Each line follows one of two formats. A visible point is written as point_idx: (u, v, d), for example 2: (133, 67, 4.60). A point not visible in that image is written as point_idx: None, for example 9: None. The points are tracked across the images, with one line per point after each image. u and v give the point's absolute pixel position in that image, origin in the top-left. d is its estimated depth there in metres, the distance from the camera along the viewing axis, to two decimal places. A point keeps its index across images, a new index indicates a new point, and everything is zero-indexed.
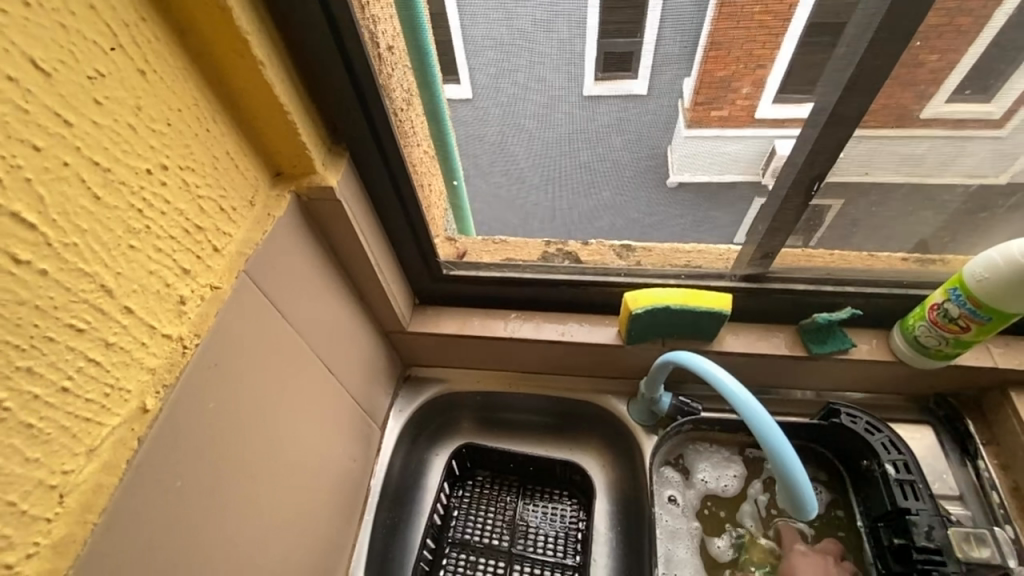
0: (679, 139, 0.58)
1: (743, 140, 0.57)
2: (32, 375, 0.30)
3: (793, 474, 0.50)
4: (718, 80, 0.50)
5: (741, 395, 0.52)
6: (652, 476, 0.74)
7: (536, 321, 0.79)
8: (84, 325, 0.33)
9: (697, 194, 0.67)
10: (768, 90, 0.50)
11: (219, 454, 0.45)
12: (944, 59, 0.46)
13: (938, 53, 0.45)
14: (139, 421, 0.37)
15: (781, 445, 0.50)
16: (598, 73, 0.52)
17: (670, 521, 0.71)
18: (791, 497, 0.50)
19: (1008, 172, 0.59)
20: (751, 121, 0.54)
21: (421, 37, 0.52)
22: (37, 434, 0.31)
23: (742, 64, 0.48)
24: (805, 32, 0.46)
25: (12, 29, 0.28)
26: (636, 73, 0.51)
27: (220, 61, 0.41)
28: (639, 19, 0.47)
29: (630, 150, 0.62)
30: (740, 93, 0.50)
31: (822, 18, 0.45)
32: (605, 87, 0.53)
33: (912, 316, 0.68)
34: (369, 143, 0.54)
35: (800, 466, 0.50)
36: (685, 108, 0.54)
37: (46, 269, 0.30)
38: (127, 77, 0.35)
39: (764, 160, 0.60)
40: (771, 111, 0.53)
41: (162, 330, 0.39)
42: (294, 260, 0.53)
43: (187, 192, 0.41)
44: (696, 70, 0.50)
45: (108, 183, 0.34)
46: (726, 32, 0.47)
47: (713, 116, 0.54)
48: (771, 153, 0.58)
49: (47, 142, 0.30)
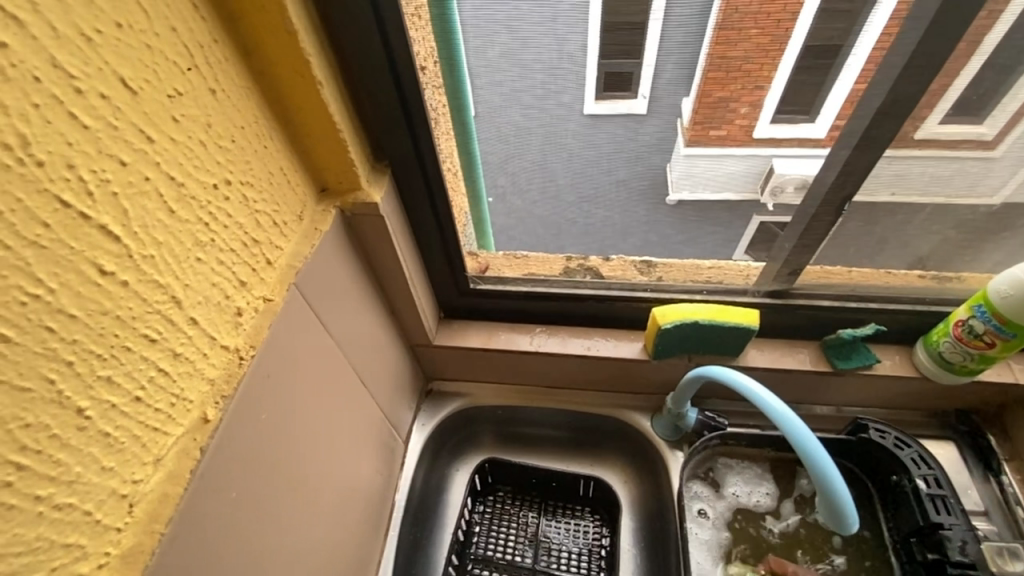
0: (679, 157, 0.65)
1: (741, 159, 0.63)
2: (111, 385, 0.31)
3: (835, 490, 0.51)
4: (716, 100, 0.56)
5: (789, 418, 0.52)
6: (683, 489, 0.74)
7: (562, 335, 0.80)
8: (156, 335, 0.34)
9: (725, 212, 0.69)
10: (765, 111, 0.56)
11: (267, 468, 0.45)
12: (940, 84, 0.48)
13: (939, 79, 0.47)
14: (200, 431, 0.37)
15: (827, 466, 0.50)
16: (599, 92, 0.56)
17: (700, 533, 0.72)
18: (832, 512, 0.51)
19: (1001, 194, 0.61)
20: (750, 140, 0.60)
21: (455, 53, 0.53)
22: (113, 443, 0.31)
23: (742, 86, 0.53)
24: (802, 54, 0.49)
25: (105, 48, 0.29)
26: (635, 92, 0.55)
27: (280, 80, 0.43)
28: (640, 40, 0.50)
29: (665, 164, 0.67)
30: (739, 113, 0.56)
31: (817, 42, 0.48)
32: (605, 104, 0.57)
33: (935, 332, 0.69)
34: (411, 160, 0.56)
35: (842, 483, 0.51)
36: (684, 128, 0.60)
37: (127, 280, 0.31)
38: (200, 96, 0.36)
39: (763, 179, 0.65)
40: (768, 131, 0.58)
41: (221, 341, 0.40)
42: (337, 273, 0.54)
43: (246, 207, 0.42)
44: (696, 91, 0.55)
45: (181, 197, 0.35)
46: (723, 55, 0.51)
47: (711, 134, 0.60)
48: (770, 172, 0.63)
49: (133, 158, 0.31)
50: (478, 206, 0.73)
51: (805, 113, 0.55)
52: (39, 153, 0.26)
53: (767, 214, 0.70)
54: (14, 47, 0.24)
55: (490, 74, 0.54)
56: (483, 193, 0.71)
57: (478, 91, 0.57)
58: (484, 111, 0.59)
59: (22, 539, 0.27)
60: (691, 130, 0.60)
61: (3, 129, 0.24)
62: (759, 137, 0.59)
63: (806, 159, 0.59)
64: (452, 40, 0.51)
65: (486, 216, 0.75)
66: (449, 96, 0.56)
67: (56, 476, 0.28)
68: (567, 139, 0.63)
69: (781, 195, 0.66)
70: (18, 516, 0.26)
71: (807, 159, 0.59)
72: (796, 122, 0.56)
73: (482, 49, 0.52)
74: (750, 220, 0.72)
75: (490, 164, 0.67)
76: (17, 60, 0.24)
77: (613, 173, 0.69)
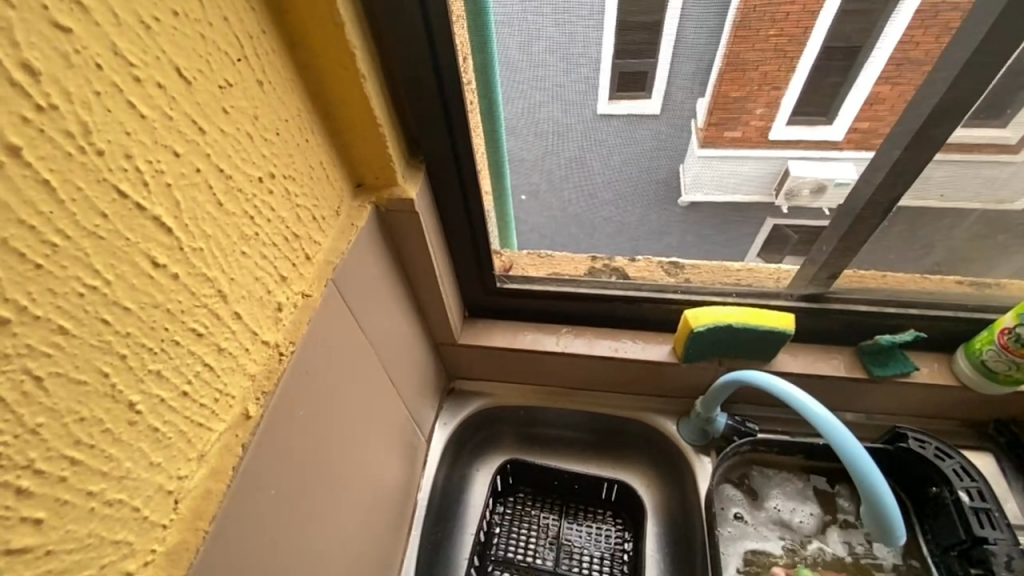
0: (692, 159, 0.60)
1: (755, 161, 0.59)
2: (160, 379, 0.30)
3: (880, 498, 0.51)
4: (732, 100, 0.53)
5: (843, 435, 0.51)
6: (715, 494, 0.73)
7: (588, 336, 0.79)
8: (203, 329, 0.33)
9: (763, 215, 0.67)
10: (782, 111, 0.54)
11: (304, 466, 0.44)
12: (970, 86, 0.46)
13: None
14: (242, 428, 0.37)
15: (880, 486, 0.50)
16: (613, 91, 0.53)
17: (732, 537, 0.71)
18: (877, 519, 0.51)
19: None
20: (764, 142, 0.57)
21: (485, 52, 0.52)
22: (161, 438, 0.31)
23: (757, 86, 0.51)
24: (820, 54, 0.48)
25: (162, 37, 0.28)
26: (649, 90, 0.53)
27: (323, 73, 0.42)
28: (655, 42, 0.49)
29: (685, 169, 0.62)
30: (755, 114, 0.54)
31: (834, 41, 0.47)
32: (619, 104, 0.55)
33: (978, 340, 0.67)
34: (446, 156, 0.55)
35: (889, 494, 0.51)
36: (698, 128, 0.56)
37: (178, 273, 0.31)
38: (249, 87, 0.35)
39: (777, 181, 0.61)
40: (783, 132, 0.55)
41: (262, 336, 0.39)
42: (371, 268, 0.53)
43: (288, 201, 0.41)
44: (710, 91, 0.52)
45: (228, 189, 0.34)
46: (740, 55, 0.49)
47: (726, 136, 0.57)
48: (784, 173, 0.60)
49: (185, 148, 0.30)
50: (501, 201, 0.69)
51: (822, 114, 0.52)
52: (99, 142, 0.25)
53: (782, 217, 0.67)
54: (78, 33, 0.24)
55: (530, 71, 0.52)
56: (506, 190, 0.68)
57: (519, 85, 0.54)
58: (523, 107, 0.56)
59: (75, 535, 0.26)
60: (705, 131, 0.56)
61: (66, 116, 0.24)
62: (774, 139, 0.56)
63: (822, 160, 0.57)
64: (484, 35, 0.50)
65: (510, 214, 0.71)
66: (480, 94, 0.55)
67: (108, 471, 0.27)
68: (607, 135, 0.58)
69: (795, 198, 0.62)
70: (71, 512, 0.26)
71: (823, 160, 0.57)
72: (814, 124, 0.54)
73: (527, 43, 0.50)
74: (762, 223, 0.68)
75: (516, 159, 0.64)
76: (80, 46, 0.24)
77: (657, 172, 0.63)
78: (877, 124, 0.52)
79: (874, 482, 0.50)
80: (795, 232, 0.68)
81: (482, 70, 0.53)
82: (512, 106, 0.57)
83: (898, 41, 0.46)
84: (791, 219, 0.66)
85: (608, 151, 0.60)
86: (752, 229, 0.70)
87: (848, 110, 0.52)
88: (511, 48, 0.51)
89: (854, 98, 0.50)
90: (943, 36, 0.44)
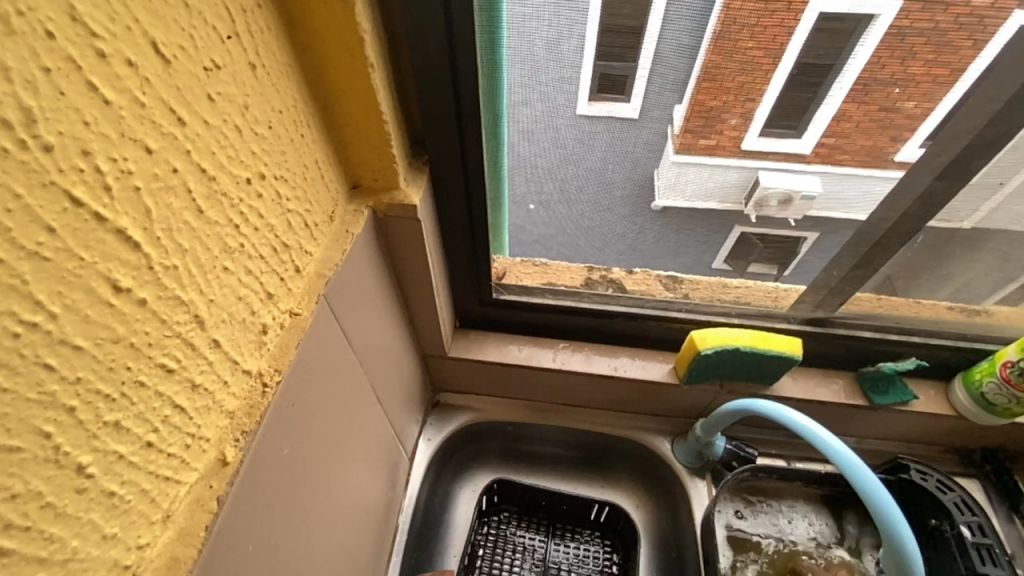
0: (668, 165, 0.55)
1: (733, 172, 0.54)
2: (119, 432, 0.24)
3: (900, 529, 0.51)
4: (708, 110, 0.49)
5: (874, 488, 0.52)
6: (739, 482, 0.74)
7: (586, 352, 0.75)
8: (175, 364, 0.27)
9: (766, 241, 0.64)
10: (756, 121, 0.49)
11: (288, 508, 0.38)
12: (920, 107, 0.46)
13: (914, 101, 0.45)
14: (218, 477, 0.31)
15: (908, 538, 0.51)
16: (592, 93, 0.49)
17: (733, 522, 0.73)
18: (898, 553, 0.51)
19: (969, 221, 0.56)
20: (737, 152, 0.52)
21: (499, 51, 0.46)
22: (117, 504, 0.25)
23: (732, 95, 0.47)
24: (794, 71, 0.45)
25: (135, 2, 0.22)
26: (627, 95, 0.49)
27: (327, 59, 0.36)
28: (636, 44, 0.45)
29: (689, 189, 0.57)
30: (728, 124, 0.49)
31: (811, 59, 0.44)
32: (599, 107, 0.50)
33: (977, 371, 0.67)
34: (454, 157, 0.50)
35: (907, 528, 0.51)
36: (674, 134, 0.52)
37: (145, 298, 0.25)
38: (240, 71, 0.29)
39: (747, 191, 0.56)
40: (757, 144, 0.51)
41: (243, 365, 0.33)
42: (365, 279, 0.48)
43: (279, 206, 0.35)
44: (688, 99, 0.48)
45: (211, 194, 0.28)
46: (728, 64, 0.45)
47: (701, 143, 0.52)
48: (755, 184, 0.55)
49: (159, 143, 0.25)
50: (500, 210, 0.62)
51: (791, 127, 0.49)
52: (46, 133, 0.19)
53: (750, 226, 0.62)
54: None
55: (560, 72, 0.48)
56: (507, 197, 0.61)
57: (542, 87, 0.49)
58: (543, 110, 0.51)
59: None
60: (681, 137, 0.51)
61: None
62: (747, 149, 0.51)
63: (848, 177, 0.52)
64: (502, 29, 0.45)
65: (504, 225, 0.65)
66: (489, 98, 0.49)
67: (49, 556, 0.22)
68: (635, 147, 0.54)
69: (764, 208, 0.58)
70: None
71: (842, 175, 0.52)
72: (783, 137, 0.50)
73: (556, 41, 0.46)
74: (728, 228, 0.63)
75: (521, 167, 0.58)
76: (26, 6, 0.18)
77: (684, 189, 0.57)
78: (843, 140, 0.49)
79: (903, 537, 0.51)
80: (762, 240, 0.64)
81: (496, 67, 0.47)
82: (529, 108, 0.51)
83: (868, 61, 0.43)
84: (761, 228, 0.61)
85: (634, 164, 0.56)
86: (717, 236, 0.65)
87: (820, 121, 0.48)
88: (537, 45, 0.46)
89: (829, 106, 0.47)
90: (908, 59, 0.42)
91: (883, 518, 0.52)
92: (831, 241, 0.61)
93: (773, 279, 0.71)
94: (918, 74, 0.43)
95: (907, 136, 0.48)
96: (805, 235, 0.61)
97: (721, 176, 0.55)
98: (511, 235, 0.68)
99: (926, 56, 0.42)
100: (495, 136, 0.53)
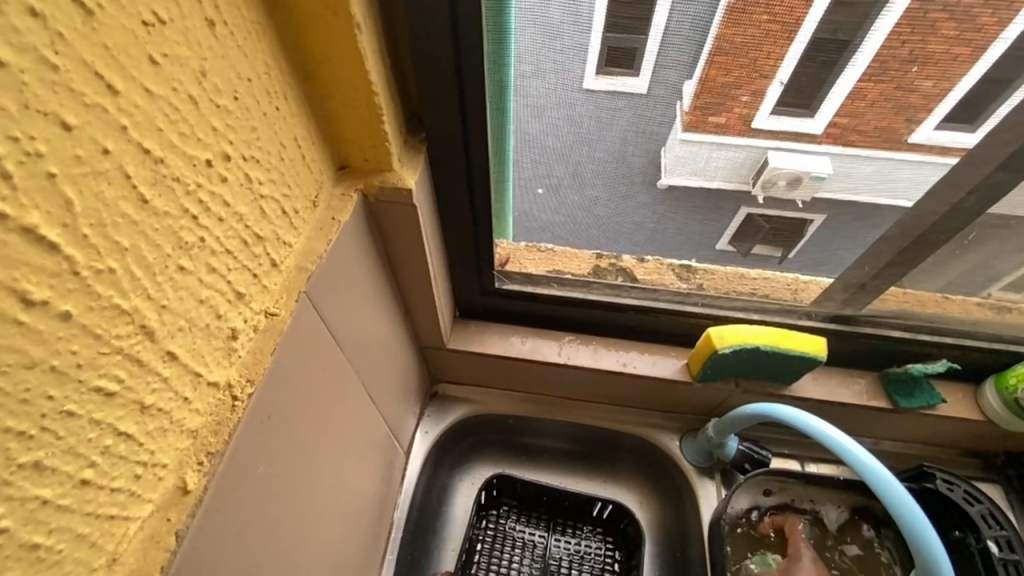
0: (675, 143, 0.49)
1: (738, 150, 0.48)
2: (41, 475, 0.20)
3: (919, 525, 0.49)
4: (719, 86, 0.43)
5: (895, 491, 0.49)
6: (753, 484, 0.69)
7: (593, 346, 0.71)
8: (116, 386, 0.23)
9: (773, 226, 0.58)
10: (769, 99, 0.43)
11: (264, 527, 0.35)
12: (938, 86, 0.40)
13: (933, 80, 0.40)
14: (177, 508, 0.27)
15: (931, 541, 0.49)
16: (603, 66, 0.43)
17: (738, 509, 0.69)
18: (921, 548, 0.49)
19: (994, 208, 0.49)
20: (746, 131, 0.46)
21: (506, 11, 0.40)
22: (44, 555, 0.21)
23: (747, 72, 0.41)
24: (810, 47, 0.39)
25: None
26: (637, 70, 0.43)
27: (305, 15, 0.31)
28: (647, 15, 0.39)
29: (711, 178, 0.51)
30: (739, 101, 0.43)
31: (847, 33, 0.38)
32: (605, 83, 0.44)
33: (1013, 375, 0.62)
34: (454, 134, 0.45)
35: (928, 527, 0.49)
36: (684, 112, 0.46)
37: (70, 311, 0.20)
38: (193, 28, 0.24)
39: (756, 169, 0.50)
40: (768, 123, 0.45)
41: (208, 377, 0.29)
42: (354, 269, 0.43)
43: (249, 192, 0.30)
44: (699, 74, 0.42)
45: (159, 180, 0.23)
46: (765, 36, 0.39)
47: (710, 122, 0.46)
48: (763, 164, 0.49)
49: (82, 117, 0.20)
50: (504, 192, 0.57)
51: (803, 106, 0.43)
52: None
53: (757, 207, 0.55)
54: None
55: (577, 38, 0.41)
56: (511, 179, 0.56)
57: (555, 56, 0.43)
58: (557, 83, 0.45)
59: None
60: (690, 115, 0.46)
61: None
62: (757, 129, 0.45)
63: (899, 163, 0.46)
64: None
65: (508, 208, 0.59)
66: (493, 67, 0.43)
67: None
68: (661, 127, 0.48)
69: (773, 189, 0.52)
70: None
71: (893, 161, 0.46)
72: (795, 117, 0.44)
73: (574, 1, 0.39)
74: (737, 210, 0.56)
75: (529, 147, 0.52)
76: None
77: (711, 178, 0.51)
78: (855, 120, 0.43)
79: (927, 540, 0.49)
80: (768, 223, 0.58)
81: (503, 32, 0.41)
82: (541, 81, 0.45)
83: (888, 36, 0.38)
84: (768, 208, 0.55)
85: (660, 146, 0.50)
86: (726, 217, 0.58)
87: (835, 99, 0.42)
88: (552, 6, 0.40)
89: (844, 84, 0.41)
90: (930, 36, 0.37)
91: (900, 514, 0.50)
92: (866, 235, 0.56)
93: (777, 267, 0.65)
94: (938, 51, 0.38)
95: (920, 117, 0.43)
96: (812, 218, 0.55)
97: (742, 156, 0.48)
98: (516, 221, 0.63)
99: (948, 31, 0.37)
100: (501, 111, 0.48)
